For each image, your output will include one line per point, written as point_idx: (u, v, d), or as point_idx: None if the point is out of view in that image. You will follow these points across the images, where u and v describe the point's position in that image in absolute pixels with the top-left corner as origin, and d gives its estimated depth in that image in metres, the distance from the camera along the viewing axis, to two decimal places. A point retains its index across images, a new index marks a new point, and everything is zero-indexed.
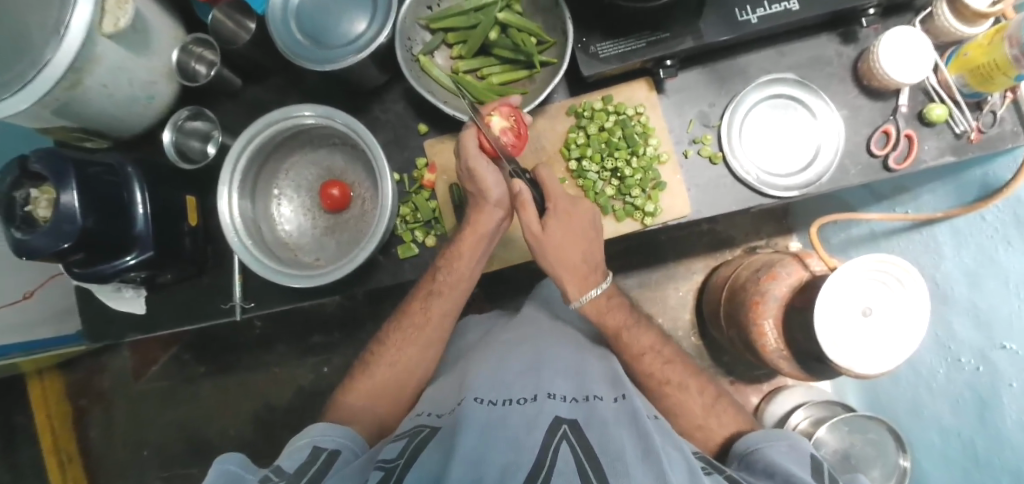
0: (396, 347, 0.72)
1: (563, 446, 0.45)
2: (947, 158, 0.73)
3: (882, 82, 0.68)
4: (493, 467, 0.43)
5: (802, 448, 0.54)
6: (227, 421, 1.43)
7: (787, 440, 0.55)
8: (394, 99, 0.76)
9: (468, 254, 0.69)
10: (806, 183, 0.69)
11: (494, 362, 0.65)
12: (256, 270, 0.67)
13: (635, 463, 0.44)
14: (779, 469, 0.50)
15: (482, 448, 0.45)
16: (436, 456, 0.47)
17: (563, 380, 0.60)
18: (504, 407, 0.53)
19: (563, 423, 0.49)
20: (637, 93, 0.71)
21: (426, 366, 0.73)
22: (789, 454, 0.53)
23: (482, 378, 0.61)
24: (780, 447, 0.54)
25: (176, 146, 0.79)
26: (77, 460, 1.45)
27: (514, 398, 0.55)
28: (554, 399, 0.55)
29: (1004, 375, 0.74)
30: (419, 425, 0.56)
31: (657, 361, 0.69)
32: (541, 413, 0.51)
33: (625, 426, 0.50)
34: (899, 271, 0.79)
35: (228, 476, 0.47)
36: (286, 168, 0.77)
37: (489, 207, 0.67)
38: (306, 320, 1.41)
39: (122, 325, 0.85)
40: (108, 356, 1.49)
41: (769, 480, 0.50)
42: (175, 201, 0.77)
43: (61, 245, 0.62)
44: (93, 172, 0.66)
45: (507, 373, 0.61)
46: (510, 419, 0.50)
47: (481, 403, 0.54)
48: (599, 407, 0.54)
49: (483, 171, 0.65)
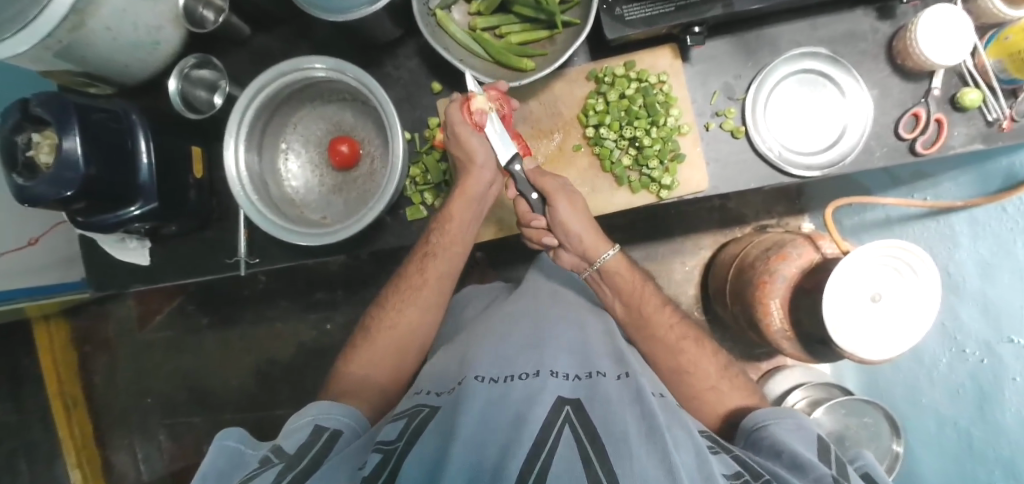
0: (397, 307, 0.72)
1: (566, 431, 0.44)
2: (977, 145, 0.70)
3: (917, 62, 0.65)
4: (495, 449, 0.42)
5: (807, 427, 0.55)
6: (229, 374, 1.45)
7: (794, 419, 0.55)
8: (407, 55, 0.73)
9: (459, 213, 0.68)
10: (829, 163, 0.67)
11: (498, 335, 0.64)
12: (265, 228, 0.66)
13: (638, 443, 0.44)
14: (787, 447, 0.50)
15: (485, 428, 0.45)
16: (436, 435, 0.47)
17: (566, 356, 0.59)
18: (506, 383, 0.53)
19: (566, 403, 0.48)
20: (661, 61, 0.68)
21: (426, 325, 0.72)
22: (795, 432, 0.53)
23: (485, 353, 0.60)
24: (788, 425, 0.54)
25: (182, 95, 0.76)
26: (81, 404, 1.47)
27: (517, 373, 0.55)
28: (557, 376, 0.54)
29: (1009, 368, 0.76)
30: (418, 405, 0.55)
31: (674, 316, 0.70)
32: (544, 390, 0.50)
33: (630, 403, 0.50)
34: (913, 257, 0.78)
35: (226, 452, 0.50)
36: (293, 122, 0.75)
37: (476, 171, 0.65)
38: (309, 278, 1.40)
39: (126, 273, 0.85)
40: (112, 304, 1.49)
41: (776, 458, 0.50)
42: (178, 152, 0.75)
43: (63, 192, 0.61)
44: (97, 118, 0.64)
45: (509, 347, 0.61)
46: (513, 395, 0.50)
47: (482, 381, 0.53)
48: (602, 385, 0.53)
49: (469, 138, 0.63)
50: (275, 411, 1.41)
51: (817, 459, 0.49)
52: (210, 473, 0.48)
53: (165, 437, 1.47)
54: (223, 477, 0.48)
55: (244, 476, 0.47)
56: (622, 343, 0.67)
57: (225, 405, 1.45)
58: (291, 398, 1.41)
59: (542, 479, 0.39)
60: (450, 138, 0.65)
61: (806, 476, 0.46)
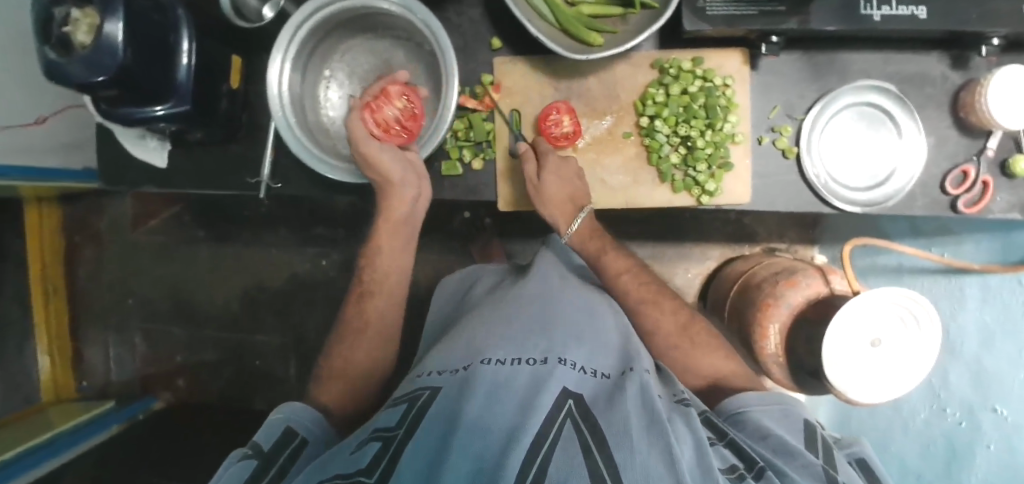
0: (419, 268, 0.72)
1: (568, 424, 0.44)
2: (1014, 214, 0.70)
3: (979, 118, 0.64)
4: (500, 432, 0.43)
5: (791, 414, 0.56)
6: (217, 291, 1.45)
7: (782, 407, 0.57)
8: (470, 5, 0.70)
9: (387, 240, 0.73)
10: (872, 202, 0.67)
11: (504, 319, 0.64)
12: (296, 152, 0.64)
13: (639, 434, 0.44)
14: (773, 432, 0.51)
15: (489, 411, 0.45)
16: (440, 415, 0.47)
17: (574, 346, 0.59)
18: (512, 367, 0.53)
19: (569, 398, 0.49)
20: (730, 63, 0.67)
21: (405, 267, 0.76)
22: (782, 418, 0.55)
23: (492, 336, 0.60)
24: (773, 411, 0.56)
25: (233, 1, 0.71)
26: (61, 294, 1.46)
27: (525, 357, 0.55)
28: (564, 365, 0.54)
29: (984, 435, 0.83)
30: (421, 388, 0.55)
31: (633, 281, 0.76)
32: (550, 378, 0.51)
33: (634, 398, 0.50)
34: (919, 308, 0.79)
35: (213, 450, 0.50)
36: (342, 51, 0.72)
37: (397, 190, 0.66)
38: (314, 211, 1.39)
39: (137, 172, 0.83)
40: (109, 200, 1.47)
41: (760, 440, 0.51)
42: (216, 59, 0.72)
43: (96, 77, 0.59)
44: (139, 5, 0.60)
45: (517, 332, 0.61)
46: (518, 381, 0.50)
47: (488, 365, 0.53)
48: (607, 385, 0.53)
49: (379, 153, 0.63)
50: (258, 335, 1.42)
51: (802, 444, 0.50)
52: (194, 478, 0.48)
53: (140, 342, 1.47)
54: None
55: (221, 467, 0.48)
56: (632, 337, 0.67)
57: (208, 321, 1.45)
58: (275, 326, 1.41)
59: (544, 466, 0.39)
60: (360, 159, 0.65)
61: (791, 461, 0.47)
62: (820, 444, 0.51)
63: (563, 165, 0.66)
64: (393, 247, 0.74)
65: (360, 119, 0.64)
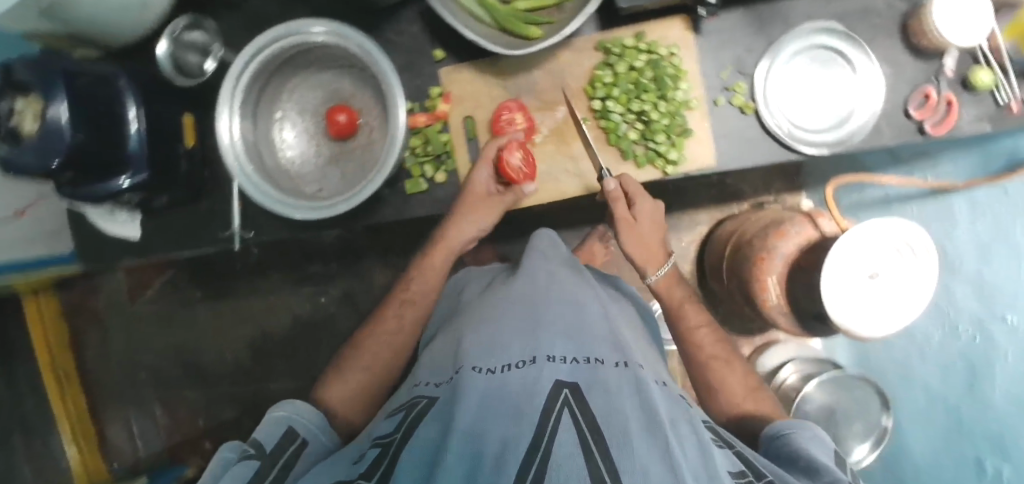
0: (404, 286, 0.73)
1: (565, 415, 0.44)
2: (983, 126, 0.69)
3: (931, 40, 0.64)
4: (496, 439, 0.42)
5: (822, 436, 0.55)
6: (224, 347, 1.44)
7: (814, 431, 0.54)
8: (408, 22, 0.71)
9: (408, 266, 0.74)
10: (838, 142, 0.66)
11: (492, 321, 0.64)
12: (262, 203, 0.64)
13: (639, 435, 0.43)
14: (802, 454, 0.50)
15: (484, 420, 0.45)
16: (434, 427, 0.47)
17: (563, 340, 0.59)
18: (503, 375, 0.52)
19: (564, 388, 0.49)
20: (672, 32, 0.67)
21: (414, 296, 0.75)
22: (815, 442, 0.52)
23: (479, 341, 0.60)
24: (807, 434, 0.53)
25: (173, 60, 0.74)
26: (74, 378, 1.46)
27: (513, 362, 0.54)
28: (554, 361, 0.54)
29: (1002, 348, 0.85)
30: (416, 398, 0.56)
31: (708, 337, 0.70)
32: (542, 378, 0.50)
33: (630, 396, 0.50)
34: (912, 237, 0.78)
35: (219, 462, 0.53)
36: (289, 89, 0.72)
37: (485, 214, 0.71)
38: (303, 250, 1.39)
39: (116, 247, 0.83)
40: (102, 277, 1.47)
41: (792, 468, 0.49)
42: (169, 119, 0.72)
43: (51, 162, 0.59)
44: (84, 82, 0.61)
45: (504, 332, 0.60)
46: (511, 386, 0.50)
47: (478, 372, 0.53)
48: (601, 372, 0.53)
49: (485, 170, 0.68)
50: (270, 384, 1.41)
51: (833, 467, 0.49)
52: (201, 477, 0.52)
53: (160, 411, 1.46)
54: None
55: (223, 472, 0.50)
56: (622, 331, 0.67)
57: (220, 378, 1.44)
58: (286, 371, 1.41)
59: (544, 464, 0.38)
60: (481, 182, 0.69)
61: (817, 483, 0.47)
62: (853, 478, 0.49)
63: (654, 212, 0.70)
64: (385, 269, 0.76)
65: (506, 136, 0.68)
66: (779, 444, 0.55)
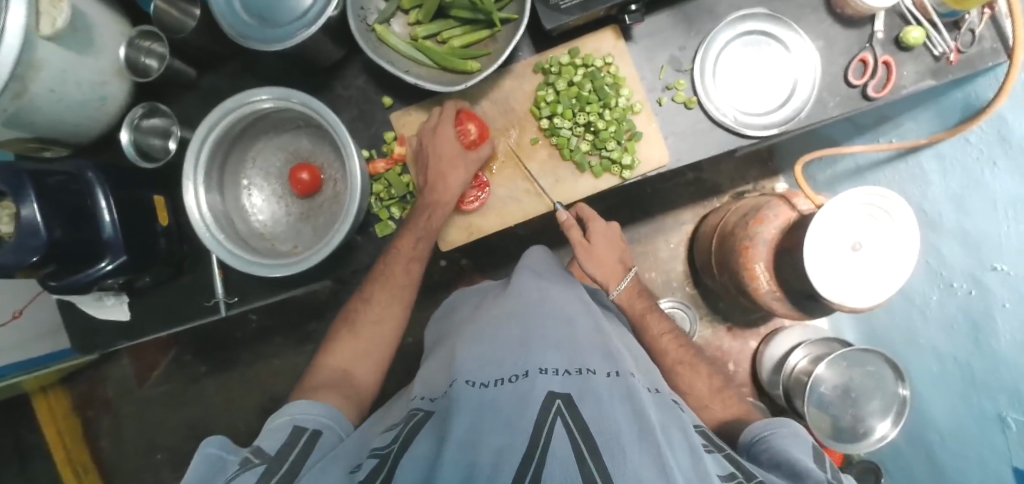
0: (381, 303, 0.74)
1: (557, 424, 0.44)
2: (927, 82, 0.70)
3: (856, 9, 0.66)
4: (490, 449, 0.42)
5: (802, 435, 0.57)
6: (235, 417, 1.44)
7: (789, 427, 0.57)
8: (353, 74, 0.74)
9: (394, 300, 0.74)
10: (785, 120, 0.69)
11: (482, 339, 0.64)
12: (234, 264, 0.65)
13: (632, 439, 0.44)
14: (785, 456, 0.52)
15: (478, 430, 0.45)
16: (430, 439, 0.47)
17: (554, 352, 0.59)
18: (495, 389, 0.52)
19: (557, 398, 0.48)
20: (604, 44, 0.69)
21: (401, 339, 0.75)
22: (792, 438, 0.56)
23: (470, 356, 0.60)
24: (785, 434, 0.56)
25: (136, 145, 0.75)
26: (91, 470, 1.45)
27: (505, 377, 0.54)
28: (546, 373, 0.53)
29: (995, 296, 0.73)
30: (413, 410, 0.56)
31: (672, 343, 0.78)
32: (534, 389, 0.50)
33: (620, 402, 0.50)
34: (887, 201, 0.77)
35: (211, 459, 0.50)
36: (253, 155, 0.75)
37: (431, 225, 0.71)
38: (301, 309, 1.41)
39: (108, 333, 0.84)
40: (108, 365, 1.48)
41: (776, 469, 0.52)
42: (142, 202, 0.74)
43: (30, 257, 0.60)
44: (55, 180, 0.63)
45: (496, 349, 0.60)
46: (503, 400, 0.49)
47: (472, 386, 0.53)
48: (593, 381, 0.53)
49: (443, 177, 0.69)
50: None
51: (814, 465, 0.51)
52: (193, 479, 0.49)
53: None
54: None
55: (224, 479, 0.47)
56: (612, 340, 0.67)
57: None
58: None
59: (537, 479, 0.39)
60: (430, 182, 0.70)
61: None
62: (830, 468, 0.52)
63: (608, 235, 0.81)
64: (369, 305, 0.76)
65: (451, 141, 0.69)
66: (760, 447, 0.57)
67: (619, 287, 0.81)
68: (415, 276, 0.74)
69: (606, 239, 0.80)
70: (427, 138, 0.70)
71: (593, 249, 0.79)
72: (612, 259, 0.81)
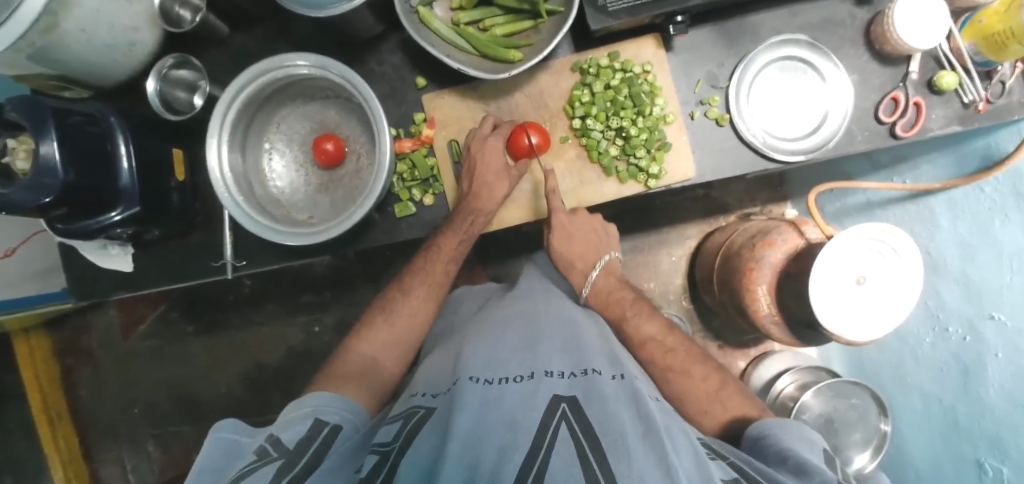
0: (415, 299, 0.77)
1: (563, 427, 0.44)
2: (954, 127, 0.70)
3: (895, 47, 0.66)
4: (492, 448, 0.42)
5: (813, 439, 0.54)
6: (218, 380, 1.43)
7: (801, 429, 0.55)
8: (390, 51, 0.74)
9: (414, 293, 0.77)
10: (813, 148, 0.69)
11: (490, 337, 0.64)
12: (250, 228, 0.64)
13: (636, 442, 0.43)
14: (793, 453, 0.50)
15: (481, 427, 0.45)
16: (432, 437, 0.47)
17: (559, 357, 0.59)
18: (501, 386, 0.52)
19: (562, 400, 0.48)
20: (645, 51, 0.70)
21: (401, 326, 0.75)
22: (801, 440, 0.53)
23: (479, 353, 0.60)
24: (795, 434, 0.54)
25: (161, 95, 0.75)
26: (66, 418, 1.44)
27: (511, 376, 0.54)
28: (551, 376, 0.54)
29: (990, 346, 0.74)
30: (414, 407, 0.55)
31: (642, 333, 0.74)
32: (539, 392, 0.50)
33: (626, 405, 0.49)
34: (897, 241, 0.77)
35: (224, 444, 0.52)
36: (277, 121, 0.74)
37: (471, 220, 0.72)
38: (296, 280, 1.40)
39: (109, 282, 0.83)
40: (95, 314, 1.46)
41: (781, 465, 0.50)
42: (161, 155, 0.73)
43: (43, 199, 0.59)
44: (74, 121, 0.62)
45: (502, 350, 0.60)
46: (508, 397, 0.49)
47: (477, 384, 0.52)
48: (597, 383, 0.53)
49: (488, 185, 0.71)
50: (265, 417, 1.39)
51: (822, 465, 0.50)
52: (208, 466, 0.50)
53: (155, 448, 1.44)
54: (218, 467, 0.50)
55: (240, 468, 0.47)
56: (617, 346, 0.67)
57: (214, 412, 1.42)
58: (281, 404, 1.38)
59: (540, 479, 0.38)
60: (473, 185, 0.71)
61: (811, 482, 0.47)
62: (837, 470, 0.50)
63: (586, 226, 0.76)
64: (390, 294, 0.79)
65: (495, 149, 0.71)
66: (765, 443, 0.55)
67: (589, 280, 0.79)
68: (450, 276, 0.78)
69: (585, 237, 0.77)
70: (473, 147, 0.72)
71: (573, 241, 0.75)
72: (594, 256, 0.78)
